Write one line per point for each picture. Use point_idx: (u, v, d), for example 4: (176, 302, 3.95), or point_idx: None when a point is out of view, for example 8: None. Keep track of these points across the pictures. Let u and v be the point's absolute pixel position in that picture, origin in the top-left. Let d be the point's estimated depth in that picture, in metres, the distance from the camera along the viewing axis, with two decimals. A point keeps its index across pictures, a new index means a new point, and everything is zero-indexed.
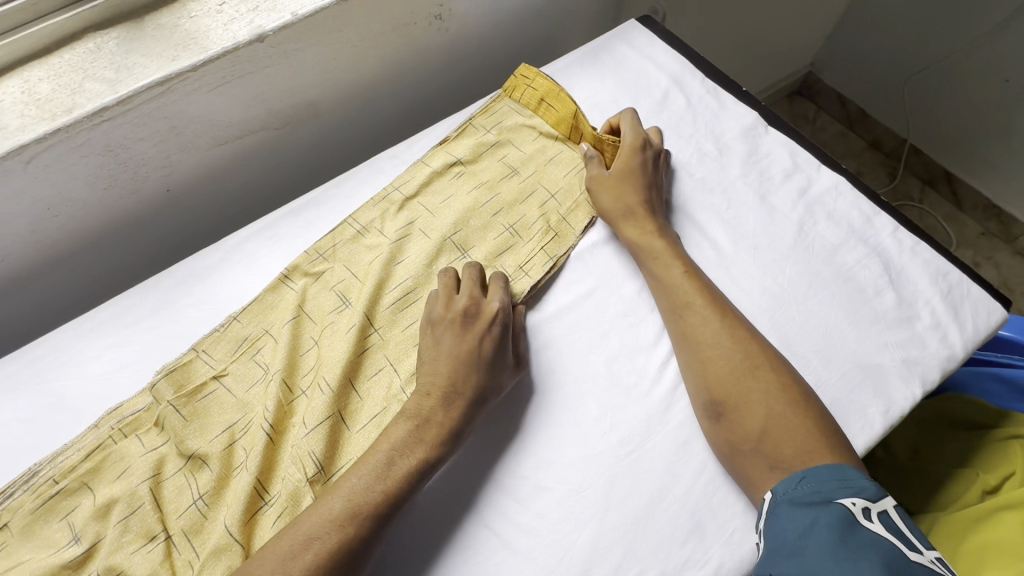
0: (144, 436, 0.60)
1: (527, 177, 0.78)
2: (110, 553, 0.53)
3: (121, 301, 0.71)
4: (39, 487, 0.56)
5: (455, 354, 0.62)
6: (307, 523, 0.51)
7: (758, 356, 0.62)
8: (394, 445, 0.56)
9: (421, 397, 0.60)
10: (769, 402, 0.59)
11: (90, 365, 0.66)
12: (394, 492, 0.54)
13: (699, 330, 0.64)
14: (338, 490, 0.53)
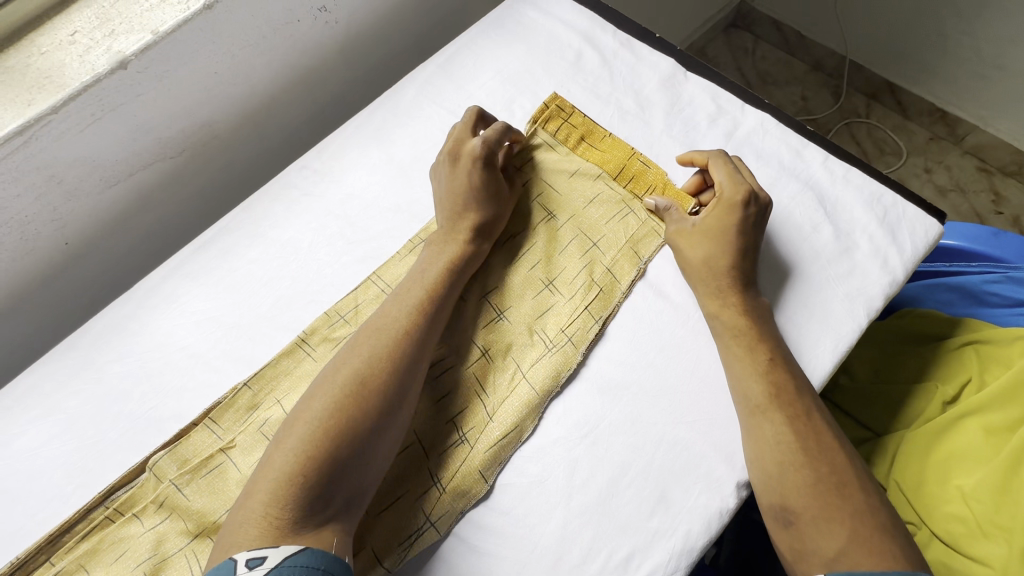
0: (143, 515, 0.57)
1: (566, 224, 0.70)
2: None
3: (39, 369, 0.66)
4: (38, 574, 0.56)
5: (478, 193, 0.68)
6: (292, 435, 0.51)
7: (849, 476, 0.53)
8: (378, 351, 0.56)
9: (400, 302, 0.60)
10: (861, 518, 0.51)
11: (18, 443, 0.63)
12: (359, 408, 0.52)
13: (774, 421, 0.56)
14: (304, 419, 0.52)
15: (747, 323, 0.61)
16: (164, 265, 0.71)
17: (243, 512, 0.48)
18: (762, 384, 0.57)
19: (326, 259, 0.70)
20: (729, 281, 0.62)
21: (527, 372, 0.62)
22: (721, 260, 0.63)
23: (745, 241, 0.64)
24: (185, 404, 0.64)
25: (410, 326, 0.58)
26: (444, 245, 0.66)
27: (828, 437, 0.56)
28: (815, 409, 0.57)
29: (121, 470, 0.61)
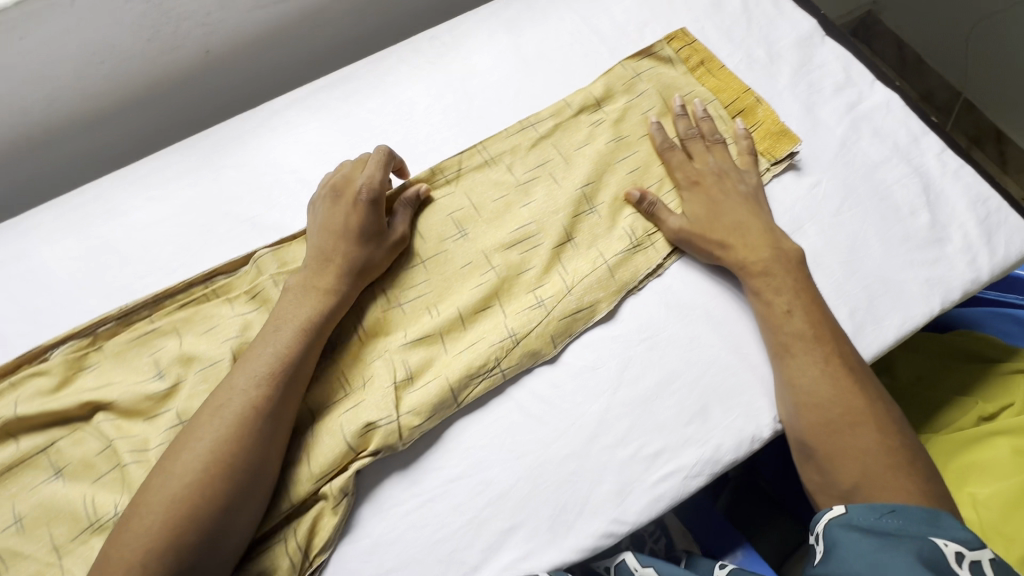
0: (234, 301, 0.64)
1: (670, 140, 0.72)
2: (187, 398, 0.60)
3: (162, 157, 0.72)
4: (136, 324, 0.63)
5: (357, 237, 0.63)
6: (149, 505, 0.50)
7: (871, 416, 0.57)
8: (235, 403, 0.54)
9: (275, 339, 0.58)
10: (878, 453, 0.55)
11: (135, 214, 0.69)
12: (222, 455, 0.52)
13: (806, 363, 0.59)
14: (175, 471, 0.51)
15: (787, 273, 0.63)
16: (287, 95, 0.75)
17: (104, 570, 0.48)
18: (802, 331, 0.60)
19: (438, 125, 0.73)
20: (727, 233, 0.65)
21: (609, 261, 0.67)
22: (725, 205, 0.67)
23: (744, 189, 0.68)
24: (285, 220, 0.68)
25: (284, 366, 0.56)
26: (320, 278, 0.61)
27: (861, 379, 0.59)
28: (847, 356, 0.59)
29: (219, 260, 0.66)
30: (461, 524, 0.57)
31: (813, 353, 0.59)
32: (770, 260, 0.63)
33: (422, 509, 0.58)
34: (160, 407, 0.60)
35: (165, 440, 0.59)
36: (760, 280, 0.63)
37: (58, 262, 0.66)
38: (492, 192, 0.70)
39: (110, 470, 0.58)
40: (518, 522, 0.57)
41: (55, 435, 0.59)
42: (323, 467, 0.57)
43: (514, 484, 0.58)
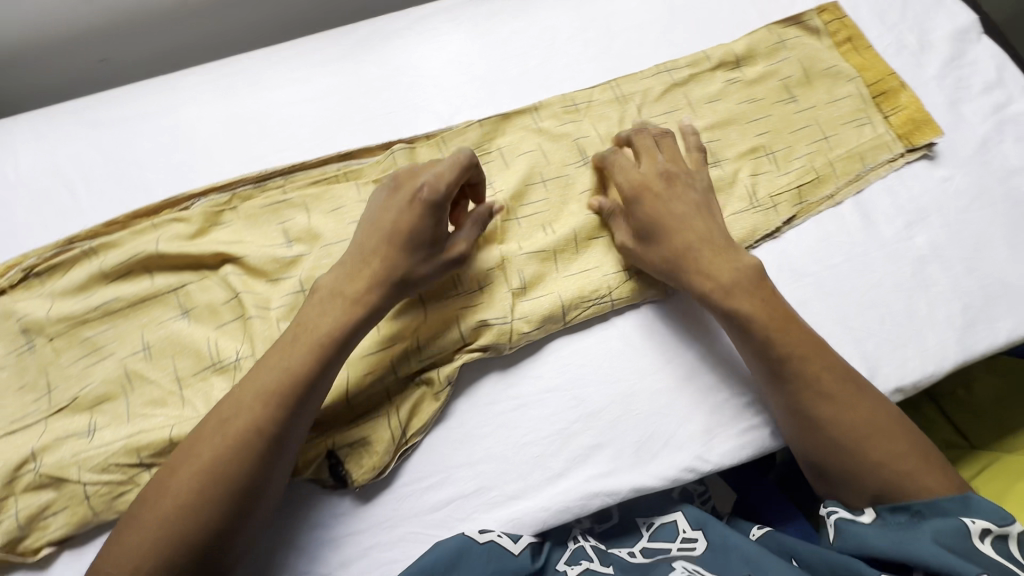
0: (362, 186, 0.66)
1: (805, 109, 0.72)
2: (313, 266, 0.62)
3: (309, 43, 0.74)
4: (270, 190, 0.66)
5: (397, 241, 0.56)
6: (181, 475, 0.49)
7: (882, 421, 0.55)
8: (266, 392, 0.51)
9: (324, 310, 0.55)
10: (902, 453, 0.54)
11: (278, 91, 0.71)
12: (252, 430, 0.50)
13: (803, 391, 0.56)
14: (206, 444, 0.50)
15: (751, 288, 0.59)
16: (433, 5, 0.77)
17: (115, 548, 0.48)
18: (788, 351, 0.57)
19: (576, 57, 0.74)
20: (688, 258, 0.60)
21: (727, 217, 0.67)
22: (682, 214, 0.61)
23: (682, 206, 0.62)
24: (419, 121, 0.70)
25: (274, 395, 0.51)
26: (353, 279, 0.56)
27: (863, 390, 0.57)
28: (813, 362, 0.57)
29: (353, 147, 0.69)
30: (550, 434, 0.59)
31: (807, 377, 0.56)
32: (731, 282, 0.59)
33: (517, 412, 0.60)
34: (284, 272, 0.63)
35: (287, 301, 0.61)
36: (730, 301, 0.58)
37: (203, 123, 0.70)
38: (619, 130, 0.70)
39: (233, 318, 0.61)
40: (607, 442, 0.59)
41: (186, 278, 0.62)
42: (436, 352, 0.59)
43: (607, 407, 0.60)
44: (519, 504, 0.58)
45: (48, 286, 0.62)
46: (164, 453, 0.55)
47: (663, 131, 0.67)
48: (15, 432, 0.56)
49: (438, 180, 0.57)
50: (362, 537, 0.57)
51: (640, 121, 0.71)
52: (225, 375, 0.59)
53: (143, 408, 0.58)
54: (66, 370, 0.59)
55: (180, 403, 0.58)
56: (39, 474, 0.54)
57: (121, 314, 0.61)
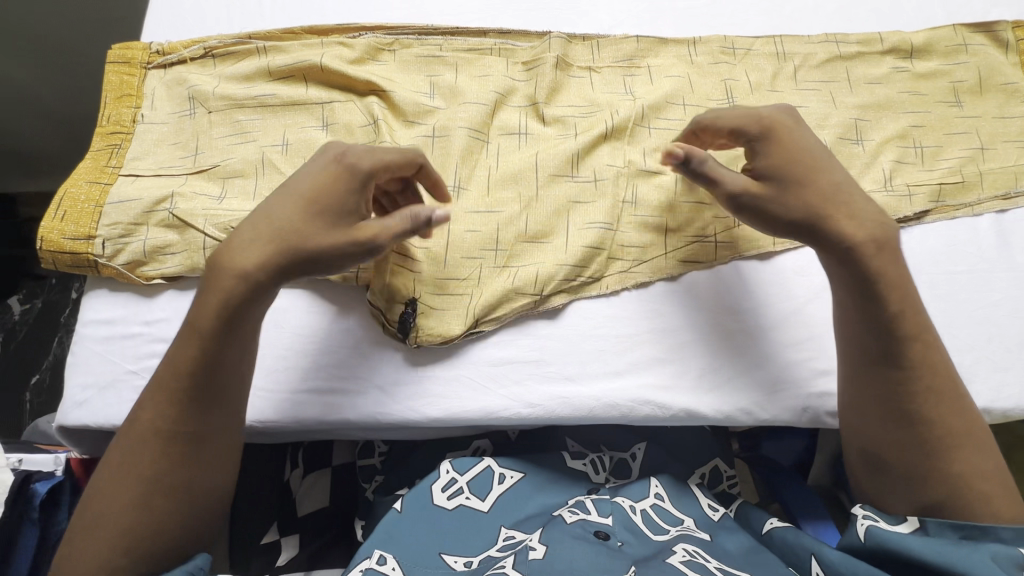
0: (511, 64, 0.69)
1: (968, 117, 0.69)
2: (446, 118, 0.66)
3: None
4: (427, 44, 0.70)
5: (312, 211, 0.50)
6: (116, 472, 0.47)
7: (976, 435, 0.51)
8: (170, 382, 0.48)
9: (209, 286, 0.49)
10: (981, 462, 0.49)
11: None
12: (179, 384, 0.48)
13: (904, 370, 0.51)
14: (130, 430, 0.48)
15: (886, 255, 0.52)
16: None
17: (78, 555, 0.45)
18: (896, 332, 0.51)
19: (748, 5, 0.74)
20: (818, 180, 0.53)
21: None
22: (807, 153, 0.54)
23: (804, 162, 0.54)
24: (579, 22, 0.72)
25: (199, 359, 0.48)
26: (243, 246, 0.49)
27: (959, 390, 0.52)
28: (919, 349, 0.52)
29: (513, 27, 0.71)
30: (621, 334, 0.61)
31: (909, 365, 0.51)
32: (870, 232, 0.52)
33: (597, 305, 0.62)
34: (421, 116, 0.66)
35: (415, 142, 0.65)
36: (865, 255, 0.52)
37: None
38: (770, 84, 0.70)
39: (365, 142, 0.65)
40: (670, 358, 0.60)
41: (334, 96, 0.67)
42: (537, 233, 0.62)
43: (680, 328, 0.61)
44: (571, 385, 0.59)
45: (219, 69, 0.68)
46: None
47: (786, 107, 0.57)
48: (161, 176, 0.63)
49: (369, 155, 0.52)
50: (421, 366, 0.59)
51: (793, 81, 0.70)
52: None
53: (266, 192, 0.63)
54: (213, 141, 0.65)
55: None
56: (171, 215, 0.60)
57: (271, 110, 0.67)
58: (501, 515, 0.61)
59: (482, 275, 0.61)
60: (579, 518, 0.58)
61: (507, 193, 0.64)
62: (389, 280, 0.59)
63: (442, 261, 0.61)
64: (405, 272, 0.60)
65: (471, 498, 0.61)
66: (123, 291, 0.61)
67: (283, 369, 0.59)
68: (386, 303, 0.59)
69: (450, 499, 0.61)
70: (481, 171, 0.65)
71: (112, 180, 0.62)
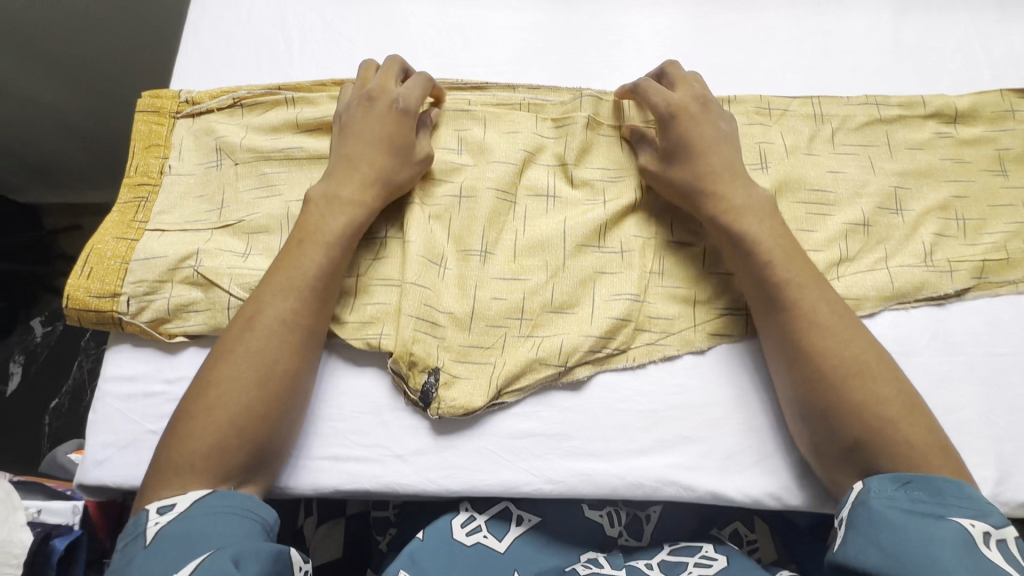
0: (540, 121, 0.68)
1: (1014, 187, 0.66)
2: (472, 178, 0.65)
3: None
4: (456, 98, 0.69)
5: (388, 146, 0.62)
6: (206, 412, 0.51)
7: (869, 366, 0.53)
8: (298, 282, 0.56)
9: (327, 214, 0.59)
10: (881, 389, 0.52)
11: (490, 12, 0.73)
12: (271, 337, 0.54)
13: (801, 315, 0.54)
14: (222, 378, 0.53)
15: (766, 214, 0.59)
16: None
17: (200, 435, 0.50)
18: (794, 285, 0.55)
19: (785, 63, 0.72)
20: (717, 158, 0.60)
21: (892, 267, 0.63)
22: (710, 140, 0.61)
23: (705, 138, 0.60)
24: (611, 77, 0.70)
25: (292, 315, 0.55)
26: (350, 184, 0.60)
27: (863, 339, 0.54)
28: (810, 291, 0.55)
29: (542, 82, 0.70)
30: (646, 410, 0.59)
31: (797, 306, 0.55)
32: (746, 191, 0.60)
33: (621, 379, 0.61)
34: (448, 175, 0.66)
35: (442, 203, 0.64)
36: (743, 213, 0.58)
37: (416, 20, 0.73)
38: (807, 147, 0.68)
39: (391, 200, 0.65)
40: (697, 437, 0.58)
41: None
42: (562, 302, 0.62)
43: (708, 405, 0.59)
44: (594, 463, 0.58)
45: (247, 120, 0.68)
46: None
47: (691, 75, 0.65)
48: (186, 230, 0.63)
49: (412, 94, 0.63)
50: (441, 436, 0.59)
51: (831, 144, 0.68)
52: (370, 246, 0.63)
53: None
54: (238, 194, 0.65)
55: None
56: (196, 273, 0.60)
57: (297, 164, 0.66)
58: (518, 559, 0.59)
59: (511, 343, 0.60)
60: (593, 574, 0.57)
61: (534, 260, 0.63)
62: (411, 349, 0.58)
63: (466, 329, 0.60)
64: (427, 339, 0.59)
65: (488, 537, 0.60)
66: (146, 347, 0.61)
67: (301, 435, 0.59)
68: (408, 371, 0.58)
69: (468, 536, 0.60)
70: (508, 234, 0.64)
71: (139, 236, 0.62)
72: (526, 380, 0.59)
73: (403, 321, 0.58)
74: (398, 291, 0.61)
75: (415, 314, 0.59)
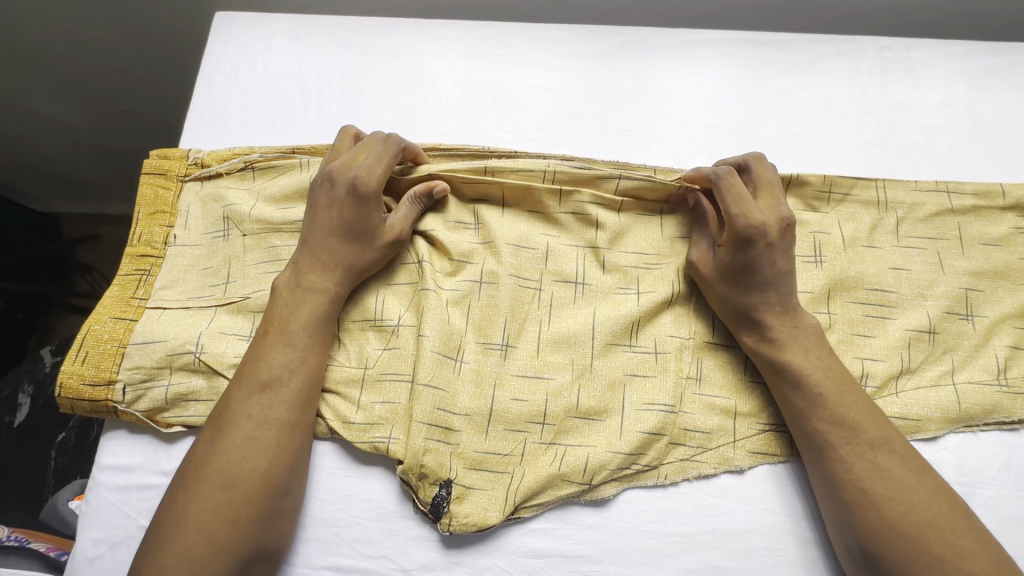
0: (569, 194, 0.61)
1: None
2: (494, 261, 0.60)
3: (567, 31, 0.70)
4: (474, 163, 0.62)
5: (344, 232, 0.57)
6: (193, 517, 0.48)
7: (938, 520, 0.47)
8: (263, 376, 0.52)
9: (295, 302, 0.55)
10: (962, 539, 0.46)
11: (522, 71, 0.68)
12: (250, 435, 0.50)
13: (858, 453, 0.50)
14: (205, 482, 0.49)
15: (814, 338, 0.54)
16: (706, 31, 0.70)
17: (170, 551, 0.46)
18: (856, 424, 0.50)
19: (846, 140, 0.65)
20: (784, 281, 0.54)
21: (959, 384, 0.56)
22: (784, 270, 0.54)
23: (776, 268, 0.54)
24: (650, 149, 0.64)
25: (278, 412, 0.52)
26: (316, 268, 0.56)
27: (930, 484, 0.48)
28: (870, 429, 0.50)
29: (575, 152, 0.64)
30: (675, 534, 0.54)
31: (856, 448, 0.50)
32: (792, 307, 0.55)
33: (649, 496, 0.56)
34: (468, 255, 0.60)
35: (462, 288, 0.59)
36: (786, 331, 0.54)
37: (442, 78, 0.68)
38: (867, 238, 0.61)
39: (406, 282, 0.60)
40: (732, 568, 0.54)
41: None
42: (589, 409, 0.56)
43: (744, 532, 0.54)
44: None
45: (258, 185, 0.64)
46: None
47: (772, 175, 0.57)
48: (189, 309, 0.59)
49: (373, 171, 0.57)
50: (450, 551, 0.54)
51: (894, 236, 0.61)
52: (381, 334, 0.59)
53: None
54: (244, 268, 0.61)
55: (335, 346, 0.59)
56: (197, 360, 0.56)
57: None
58: None
59: (531, 454, 0.55)
60: None
61: (558, 356, 0.58)
62: (422, 460, 0.53)
63: (482, 434, 0.55)
64: (440, 448, 0.54)
65: None
66: (143, 434, 0.57)
67: (301, 541, 0.55)
68: (418, 482, 0.54)
69: None
70: (532, 325, 0.59)
71: (137, 315, 0.59)
72: (546, 497, 0.54)
73: (414, 428, 0.54)
74: (409, 389, 0.56)
75: (427, 420, 0.54)
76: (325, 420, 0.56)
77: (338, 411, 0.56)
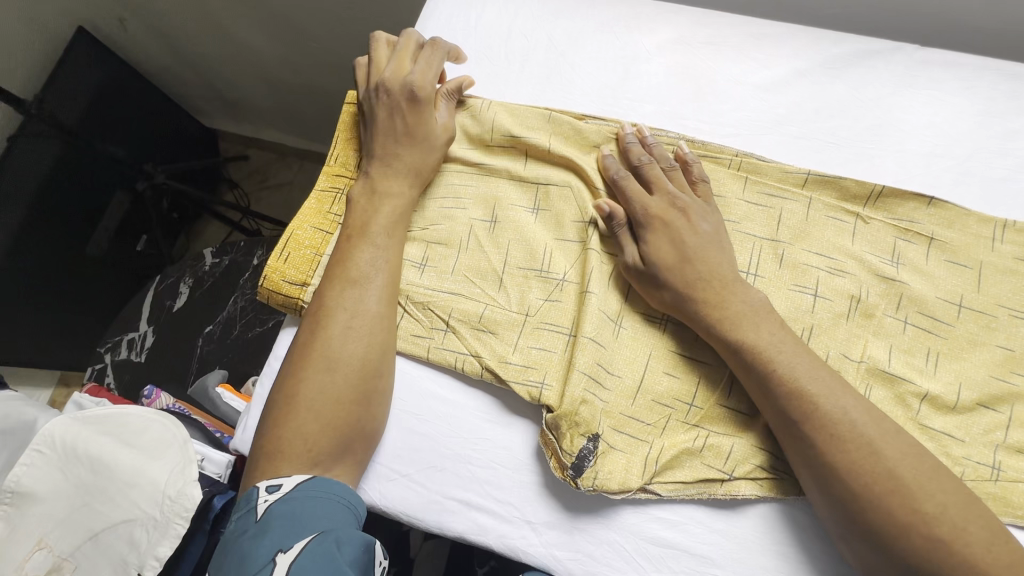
0: (751, 183, 0.60)
1: None
2: None
3: (789, 31, 0.67)
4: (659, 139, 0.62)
5: (405, 138, 0.62)
6: (296, 403, 0.53)
7: (905, 476, 0.45)
8: (353, 273, 0.57)
9: (376, 206, 0.60)
10: (932, 496, 0.44)
11: (733, 63, 0.66)
12: (335, 324, 0.55)
13: (816, 428, 0.47)
14: (305, 373, 0.54)
15: (758, 310, 0.52)
16: (945, 52, 0.65)
17: (286, 426, 0.52)
18: (812, 394, 0.48)
19: None
20: (704, 264, 0.54)
21: None
22: (693, 244, 0.55)
23: (687, 241, 0.55)
24: (857, 165, 0.61)
25: (358, 303, 0.56)
26: (391, 176, 0.61)
27: (899, 442, 0.46)
28: (837, 413, 0.47)
29: (772, 154, 0.62)
30: (799, 564, 0.53)
31: (810, 414, 0.47)
32: (732, 276, 0.54)
33: (782, 517, 0.54)
34: None
35: None
36: (747, 324, 0.51)
37: (648, 58, 0.67)
38: None
39: (575, 240, 0.61)
40: None
41: (553, 179, 0.62)
42: (737, 411, 0.55)
43: None
44: None
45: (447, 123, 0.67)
46: (469, 323, 0.59)
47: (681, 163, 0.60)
48: None
49: (424, 75, 0.63)
50: (575, 516, 0.56)
51: None
52: (544, 285, 0.60)
53: (464, 271, 0.61)
54: (426, 203, 0.64)
55: (497, 287, 0.60)
56: None
57: (486, 177, 0.64)
58: None
59: (674, 438, 0.55)
60: None
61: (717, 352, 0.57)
62: (577, 409, 0.54)
63: (630, 398, 0.56)
64: (593, 401, 0.55)
65: None
66: None
67: (439, 469, 0.58)
68: (566, 431, 0.54)
69: None
70: None
71: (332, 229, 0.64)
72: (680, 482, 0.53)
73: (574, 377, 0.55)
74: (567, 342, 0.57)
75: (587, 371, 0.55)
76: (480, 358, 0.58)
77: (496, 350, 0.58)
